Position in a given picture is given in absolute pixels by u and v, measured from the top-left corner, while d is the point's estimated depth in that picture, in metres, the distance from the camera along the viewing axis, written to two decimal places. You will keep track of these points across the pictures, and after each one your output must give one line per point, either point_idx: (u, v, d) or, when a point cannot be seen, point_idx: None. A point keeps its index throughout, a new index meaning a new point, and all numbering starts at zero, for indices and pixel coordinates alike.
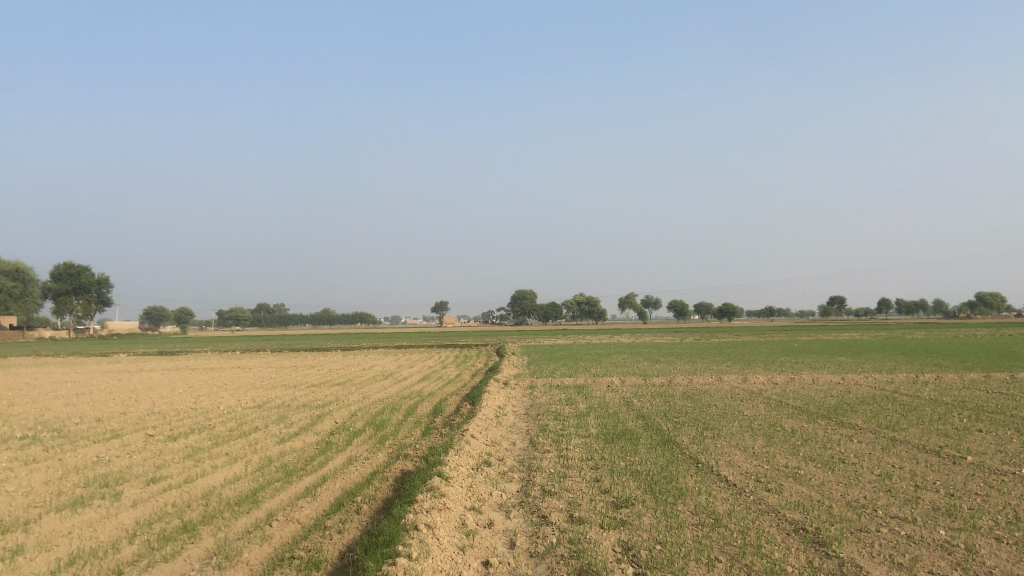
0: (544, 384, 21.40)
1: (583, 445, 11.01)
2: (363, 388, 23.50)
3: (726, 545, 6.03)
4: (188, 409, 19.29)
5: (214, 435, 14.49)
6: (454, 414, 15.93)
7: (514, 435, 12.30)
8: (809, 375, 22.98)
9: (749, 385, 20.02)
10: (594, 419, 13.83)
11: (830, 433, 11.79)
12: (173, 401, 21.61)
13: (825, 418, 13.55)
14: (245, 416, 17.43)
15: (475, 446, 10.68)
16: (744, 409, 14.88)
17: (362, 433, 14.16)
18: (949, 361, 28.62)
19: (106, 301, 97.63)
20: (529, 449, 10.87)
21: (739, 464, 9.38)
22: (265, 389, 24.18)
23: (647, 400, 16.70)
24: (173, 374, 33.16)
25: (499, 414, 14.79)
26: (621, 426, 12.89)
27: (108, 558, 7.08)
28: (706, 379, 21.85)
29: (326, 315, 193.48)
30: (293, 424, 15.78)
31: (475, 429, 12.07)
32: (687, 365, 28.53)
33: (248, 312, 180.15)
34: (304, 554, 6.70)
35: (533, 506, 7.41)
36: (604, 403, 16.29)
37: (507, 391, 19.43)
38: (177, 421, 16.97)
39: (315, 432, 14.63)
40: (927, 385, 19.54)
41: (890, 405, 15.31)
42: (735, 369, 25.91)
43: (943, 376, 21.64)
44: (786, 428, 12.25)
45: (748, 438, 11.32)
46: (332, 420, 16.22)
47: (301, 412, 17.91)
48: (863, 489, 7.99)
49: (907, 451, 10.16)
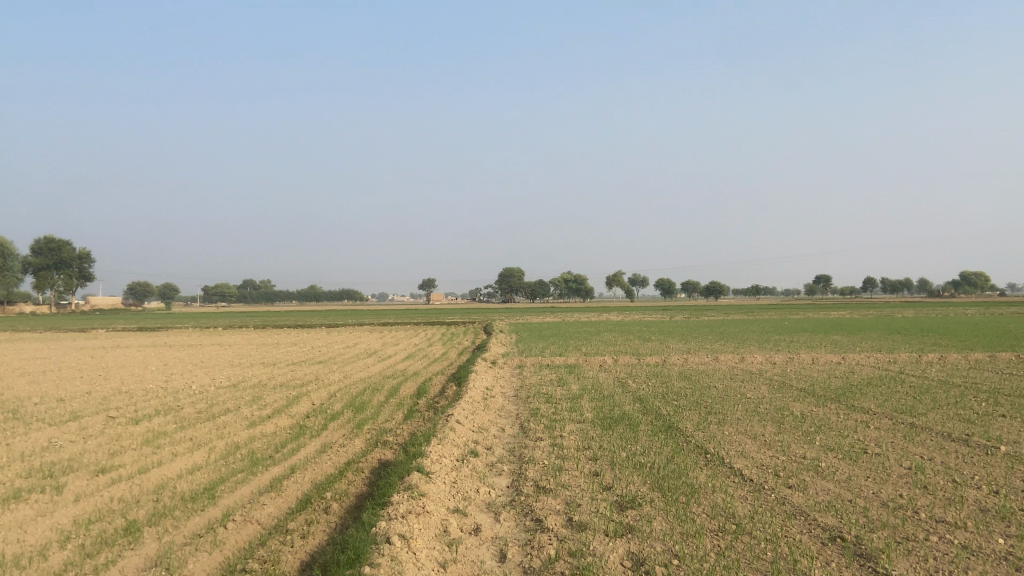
0: (534, 363, 20.47)
1: (579, 431, 10.07)
2: (345, 367, 22.50)
3: (756, 560, 5.11)
4: (157, 388, 18.21)
5: (180, 418, 13.47)
6: (439, 396, 14.97)
7: (504, 420, 11.36)
8: (809, 354, 22.17)
9: (747, 365, 19.15)
10: (588, 402, 12.90)
11: (845, 419, 10.91)
12: (144, 380, 20.49)
13: (835, 401, 12.69)
14: (216, 397, 16.39)
15: (460, 434, 9.70)
16: (747, 391, 14.02)
17: (339, 416, 13.16)
18: (948, 341, 27.99)
19: (87, 276, 95.67)
20: (521, 436, 9.92)
21: (753, 454, 8.48)
22: (242, 368, 23.11)
23: (643, 381, 15.83)
24: (148, 351, 31.91)
25: (487, 396, 13.84)
26: (618, 410, 11.95)
27: (32, 568, 6.07)
28: (703, 358, 21.01)
29: (312, 292, 191.53)
30: (268, 406, 14.77)
31: (461, 414, 11.08)
32: (680, 343, 27.72)
33: (233, 289, 177.97)
34: (258, 566, 5.73)
35: (526, 508, 6.47)
36: (598, 385, 15.38)
37: (495, 371, 18.50)
38: (144, 402, 15.93)
39: (290, 414, 13.64)
40: (933, 365, 18.76)
41: (899, 387, 14.50)
42: (730, 348, 25.09)
43: (948, 357, 20.86)
44: (796, 413, 11.37)
45: (756, 424, 10.43)
46: (309, 402, 15.22)
47: (277, 392, 16.90)
48: (898, 487, 7.12)
49: (933, 439, 9.31)
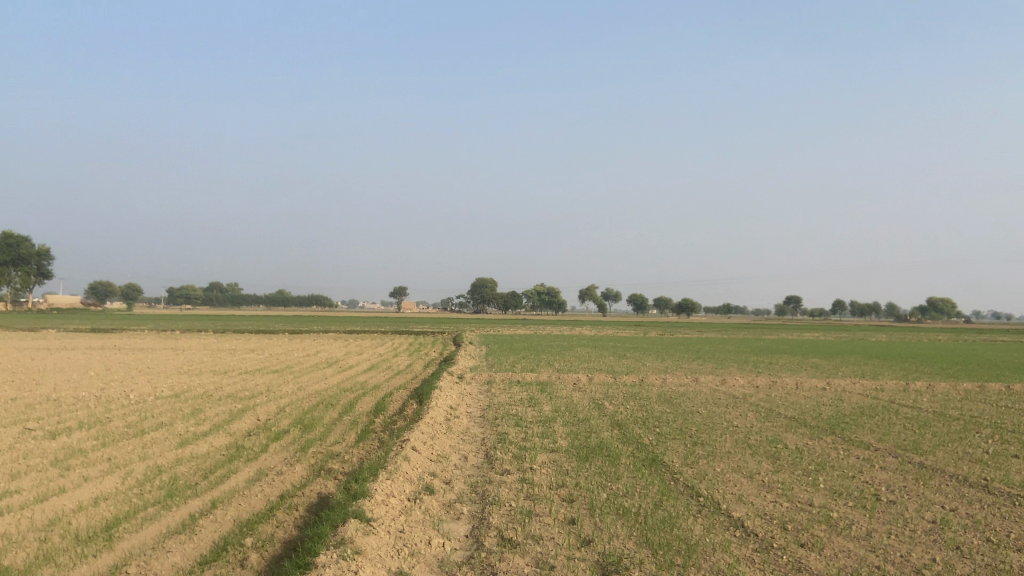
0: (503, 380, 19.19)
1: (551, 464, 8.83)
2: (302, 377, 21.07)
3: None
4: (90, 397, 16.61)
5: (103, 433, 11.98)
6: (398, 415, 13.64)
7: (467, 446, 10.12)
8: (791, 378, 21.16)
9: (728, 388, 18.05)
10: (561, 426, 11.69)
11: (845, 455, 9.86)
12: (80, 386, 18.84)
13: (830, 433, 11.64)
14: (152, 408, 14.92)
15: (415, 464, 8.42)
16: (733, 418, 12.95)
17: (284, 435, 11.77)
18: (929, 368, 27.23)
19: (45, 273, 92.36)
20: (485, 468, 8.68)
21: (752, 498, 7.35)
22: (189, 376, 21.49)
23: (620, 404, 14.65)
24: (96, 354, 30.02)
25: (451, 417, 12.55)
26: (594, 437, 10.74)
27: None
28: (681, 379, 19.93)
29: (281, 296, 188.06)
30: (207, 421, 13.35)
31: (419, 439, 9.80)
32: (657, 362, 26.62)
33: (200, 291, 174.07)
34: None
35: (487, 568, 5.24)
36: (572, 406, 14.19)
37: (462, 388, 17.22)
38: (71, 412, 14.38)
39: (229, 432, 12.22)
40: (923, 394, 17.86)
41: (895, 419, 13.50)
42: (708, 369, 24.07)
43: (935, 385, 20.01)
44: (790, 447, 10.29)
45: (750, 459, 9.33)
46: (254, 417, 13.81)
47: (222, 405, 15.43)
48: (928, 549, 6.04)
49: (951, 486, 8.28)
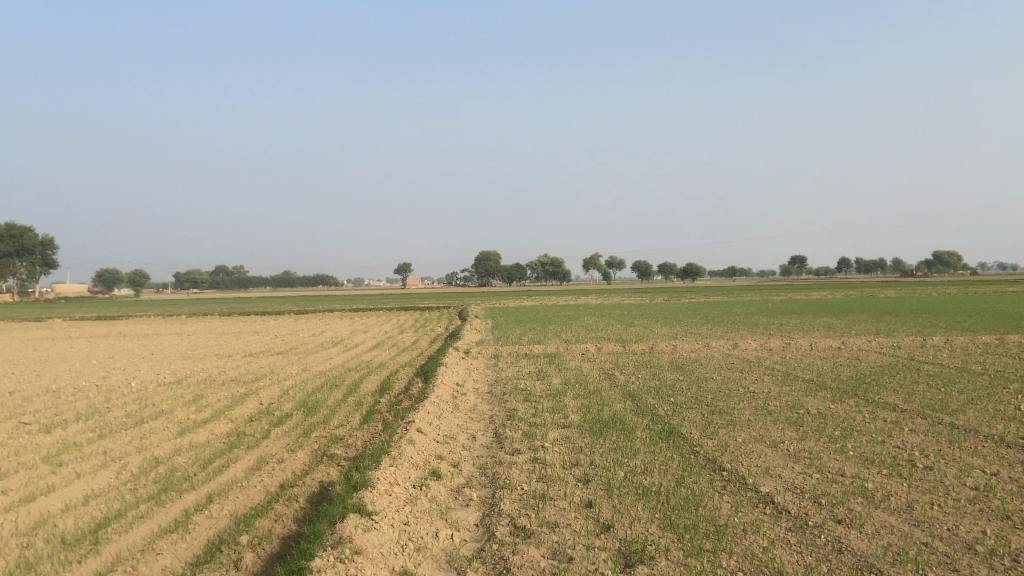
0: (511, 353, 18.79)
1: (563, 441, 8.39)
2: (306, 358, 20.69)
3: None
4: (90, 387, 16.24)
5: (101, 425, 11.59)
6: (403, 394, 13.24)
7: (475, 425, 9.70)
8: (806, 339, 20.66)
9: (742, 352, 17.58)
10: (572, 400, 11.26)
11: (872, 419, 9.40)
12: (81, 376, 18.47)
13: (852, 395, 11.19)
14: (153, 396, 14.55)
15: (420, 448, 7.98)
16: (750, 384, 12.50)
17: (286, 420, 11.35)
18: (945, 323, 26.70)
19: (49, 263, 92.23)
20: (494, 448, 8.24)
21: (780, 470, 6.90)
22: (191, 361, 21.10)
23: (631, 373, 14.22)
24: (99, 342, 29.67)
25: (457, 394, 12.11)
26: (607, 410, 10.29)
27: None
28: (693, 345, 19.48)
29: (285, 277, 187.76)
30: (208, 407, 12.96)
31: (424, 420, 9.36)
32: (666, 329, 26.16)
33: (205, 275, 173.96)
34: None
35: (499, 563, 4.79)
36: (582, 378, 13.75)
37: (468, 363, 16.82)
38: (70, 403, 14.00)
39: (230, 418, 11.81)
40: (942, 349, 17.40)
41: (917, 377, 13.03)
42: (719, 333, 23.60)
43: (953, 340, 19.49)
44: (812, 412, 9.83)
45: (772, 428, 8.87)
46: (256, 402, 13.41)
47: (224, 390, 15.02)
48: (975, 521, 5.59)
49: (988, 448, 7.82)
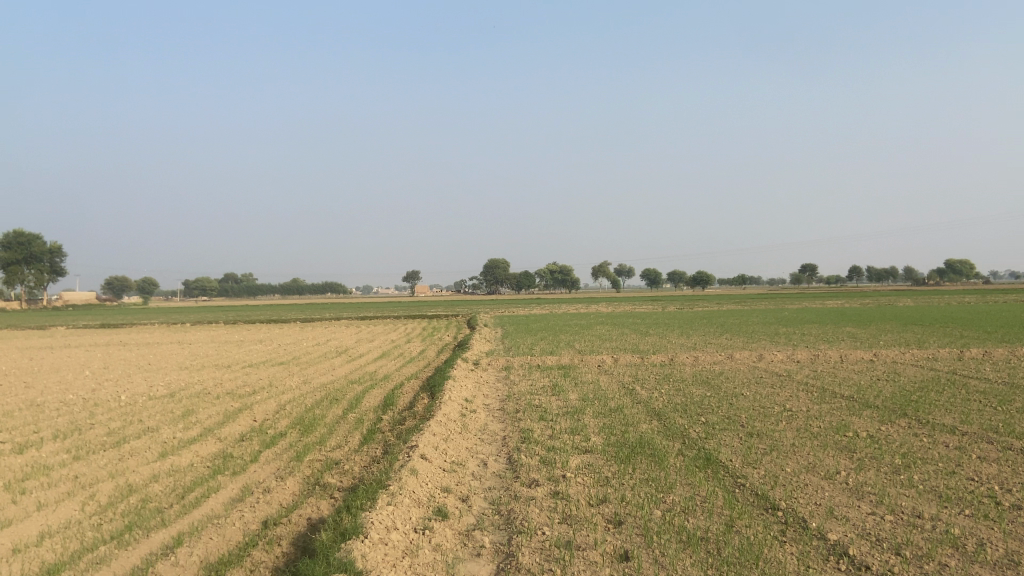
0: (522, 365, 17.77)
1: (587, 469, 7.38)
2: (307, 370, 19.69)
3: None
4: (75, 401, 15.26)
5: (78, 445, 10.62)
6: (407, 411, 12.24)
7: (487, 448, 8.70)
8: (833, 351, 19.51)
9: (768, 365, 16.49)
10: (592, 418, 10.25)
11: (932, 444, 8.34)
12: (71, 388, 17.55)
13: (901, 415, 10.11)
14: (141, 411, 13.59)
15: (424, 479, 6.98)
16: (784, 401, 11.46)
17: (279, 440, 10.36)
18: (975, 333, 25.49)
19: (57, 270, 91.75)
20: (509, 477, 7.25)
21: (846, 511, 5.85)
22: (188, 372, 20.12)
23: (652, 388, 13.18)
24: (98, 351, 28.75)
25: (466, 412, 11.10)
26: (632, 431, 9.28)
27: None
28: (714, 357, 18.39)
29: (294, 284, 187.21)
30: (197, 425, 11.99)
31: (429, 443, 8.36)
32: (684, 338, 25.03)
33: (213, 283, 173.66)
34: None
35: None
36: (600, 393, 12.71)
37: (478, 376, 15.79)
38: (51, 419, 13.05)
39: (219, 438, 10.83)
40: (983, 362, 16.26)
41: (968, 394, 11.92)
42: (740, 344, 22.48)
43: (990, 352, 18.30)
44: (863, 436, 8.77)
45: (823, 455, 7.83)
46: (249, 418, 12.44)
47: (217, 405, 14.06)
48: None
49: None
